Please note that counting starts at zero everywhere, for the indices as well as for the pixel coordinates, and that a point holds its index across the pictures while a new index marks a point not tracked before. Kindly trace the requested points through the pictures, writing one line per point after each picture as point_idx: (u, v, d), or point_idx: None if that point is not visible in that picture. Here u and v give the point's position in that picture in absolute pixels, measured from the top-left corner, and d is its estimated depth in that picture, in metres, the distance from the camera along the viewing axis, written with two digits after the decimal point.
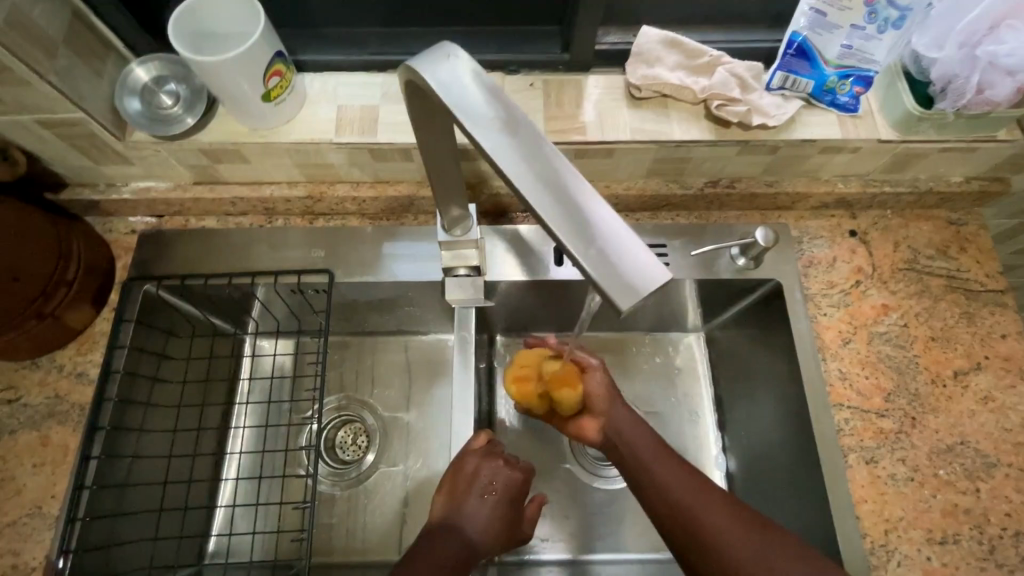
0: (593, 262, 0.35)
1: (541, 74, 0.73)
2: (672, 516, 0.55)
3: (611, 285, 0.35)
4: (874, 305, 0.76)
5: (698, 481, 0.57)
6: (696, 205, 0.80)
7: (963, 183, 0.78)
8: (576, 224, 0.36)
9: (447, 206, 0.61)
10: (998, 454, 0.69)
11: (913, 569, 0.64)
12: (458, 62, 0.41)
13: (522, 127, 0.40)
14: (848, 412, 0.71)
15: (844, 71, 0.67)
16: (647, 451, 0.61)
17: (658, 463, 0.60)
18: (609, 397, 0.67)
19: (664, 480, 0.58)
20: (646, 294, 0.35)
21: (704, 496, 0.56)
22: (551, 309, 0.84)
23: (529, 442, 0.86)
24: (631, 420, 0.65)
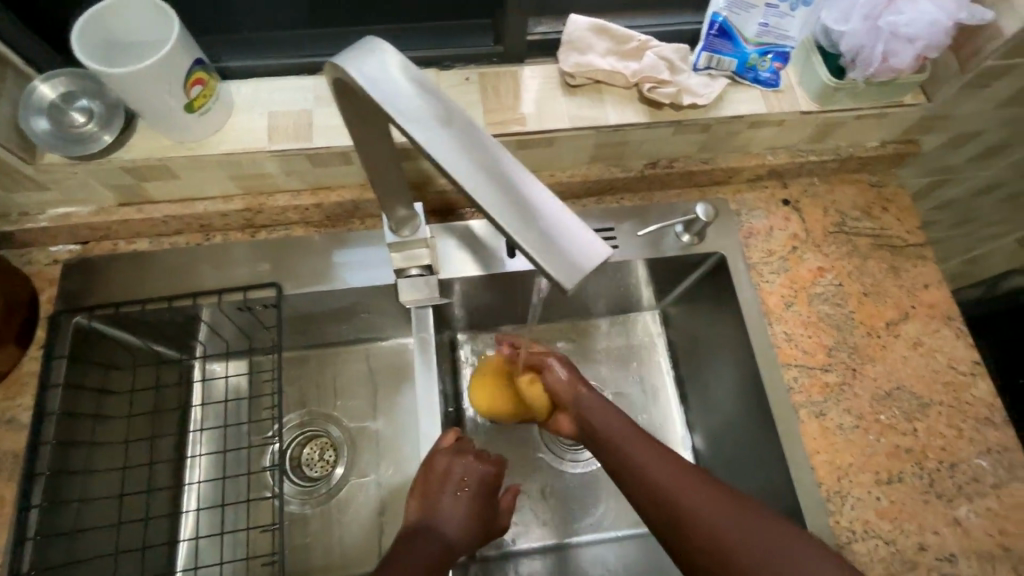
0: (534, 246, 0.36)
1: (476, 68, 0.73)
2: (658, 502, 0.55)
3: (554, 263, 0.35)
4: (811, 269, 0.81)
5: (677, 461, 0.57)
6: (640, 187, 0.82)
7: (880, 147, 0.83)
8: (515, 206, 0.37)
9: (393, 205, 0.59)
10: (930, 394, 0.74)
11: (867, 510, 0.68)
12: (384, 57, 0.41)
13: (457, 117, 0.40)
14: (796, 370, 0.75)
15: (763, 48, 0.71)
16: (620, 436, 0.60)
17: (633, 446, 0.59)
18: (572, 385, 0.66)
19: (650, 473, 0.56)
20: (589, 271, 0.35)
21: (686, 477, 0.56)
22: (510, 303, 0.85)
23: (501, 437, 0.86)
24: (606, 409, 0.63)
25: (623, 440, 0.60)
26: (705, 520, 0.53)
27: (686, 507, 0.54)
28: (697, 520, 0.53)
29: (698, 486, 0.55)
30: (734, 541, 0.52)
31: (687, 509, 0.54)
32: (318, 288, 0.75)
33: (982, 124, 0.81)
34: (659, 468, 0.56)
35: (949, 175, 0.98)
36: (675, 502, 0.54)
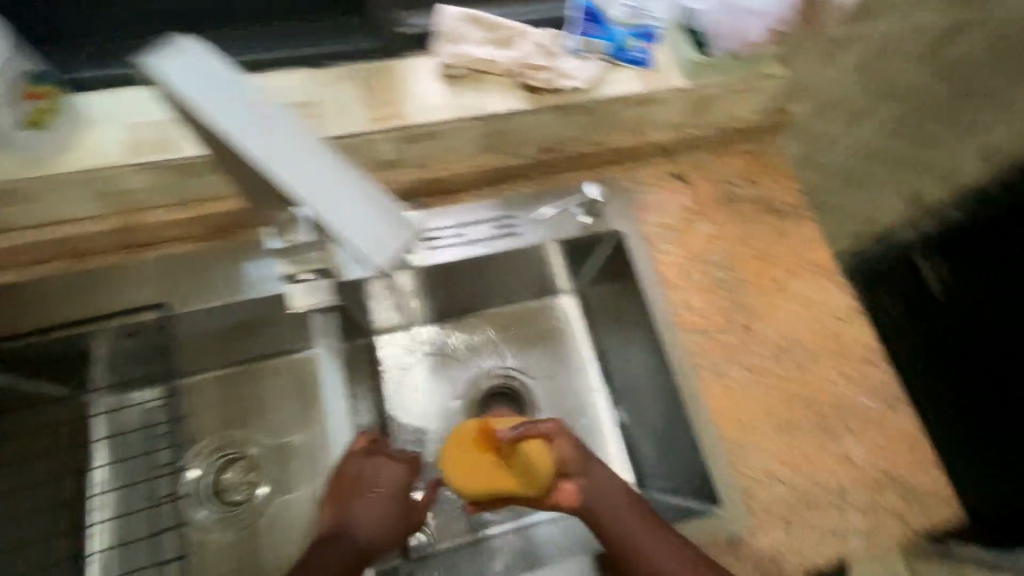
0: (344, 226, 0.40)
1: (352, 65, 0.71)
2: (649, 571, 0.61)
3: (366, 243, 0.40)
4: (704, 238, 0.84)
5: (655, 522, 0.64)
6: (536, 172, 0.84)
7: (756, 118, 0.88)
8: (326, 193, 0.41)
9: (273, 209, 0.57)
10: (818, 344, 0.79)
11: (768, 458, 0.72)
12: (200, 55, 0.44)
13: (273, 111, 0.43)
14: (695, 335, 0.78)
15: (633, 30, 0.75)
16: (608, 495, 0.66)
17: (619, 506, 0.65)
18: (583, 458, 0.66)
19: (642, 544, 0.62)
20: (395, 245, 0.41)
21: (659, 536, 0.63)
22: (430, 300, 0.88)
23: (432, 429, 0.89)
24: (609, 481, 0.66)
25: (608, 501, 0.65)
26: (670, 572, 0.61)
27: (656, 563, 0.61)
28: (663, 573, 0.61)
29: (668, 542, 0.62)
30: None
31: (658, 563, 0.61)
32: (212, 303, 0.72)
33: (843, 90, 0.88)
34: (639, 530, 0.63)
35: None
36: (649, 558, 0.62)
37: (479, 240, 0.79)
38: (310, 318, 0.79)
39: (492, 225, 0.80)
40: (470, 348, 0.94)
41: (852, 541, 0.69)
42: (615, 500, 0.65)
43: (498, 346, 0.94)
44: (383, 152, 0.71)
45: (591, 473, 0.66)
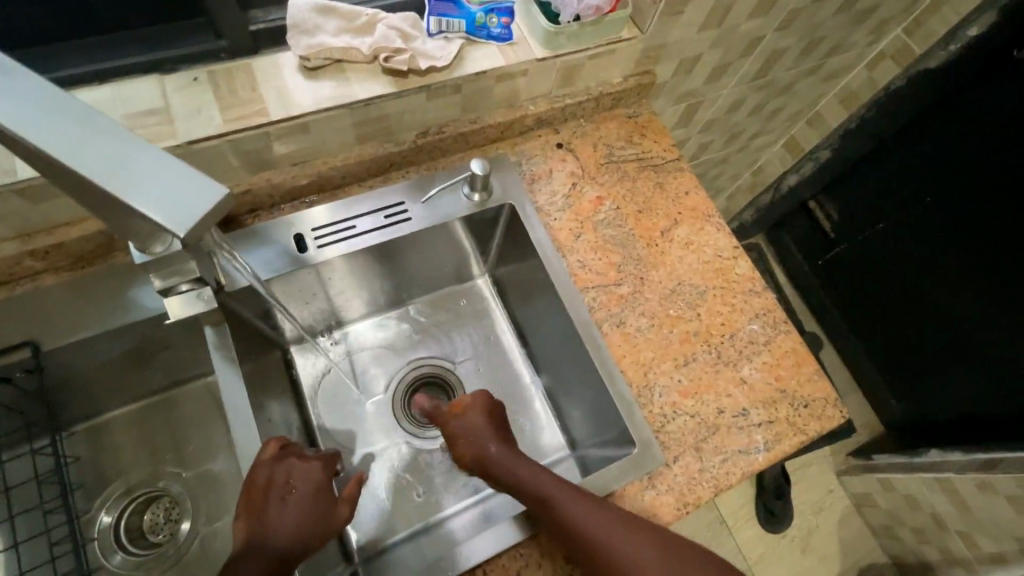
0: (149, 205, 0.41)
1: (204, 67, 0.69)
2: (581, 544, 0.60)
3: (169, 220, 0.41)
4: (591, 200, 0.88)
5: (609, 512, 0.61)
6: (420, 158, 0.85)
7: (623, 82, 0.93)
8: (124, 174, 0.42)
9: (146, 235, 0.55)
10: (705, 282, 0.85)
11: (672, 393, 0.77)
12: None
13: (52, 93, 0.42)
14: (593, 291, 0.82)
15: (487, 8, 0.78)
16: (554, 494, 0.64)
17: (568, 502, 0.62)
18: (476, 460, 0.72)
19: (574, 517, 0.61)
20: (205, 215, 0.42)
21: (613, 524, 0.60)
22: (344, 300, 0.93)
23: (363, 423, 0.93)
24: (528, 469, 0.67)
25: (555, 500, 0.63)
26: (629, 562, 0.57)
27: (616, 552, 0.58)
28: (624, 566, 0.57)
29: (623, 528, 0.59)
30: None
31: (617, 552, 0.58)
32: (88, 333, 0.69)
33: (696, 47, 0.94)
34: (590, 521, 0.60)
35: (697, 97, 1.12)
36: (605, 548, 0.58)
37: (368, 232, 0.80)
38: (205, 333, 0.74)
39: (379, 214, 0.81)
40: (391, 341, 1.00)
41: (756, 455, 0.75)
42: (539, 485, 0.65)
43: (418, 335, 1.01)
44: (250, 151, 0.70)
45: (498, 468, 0.69)
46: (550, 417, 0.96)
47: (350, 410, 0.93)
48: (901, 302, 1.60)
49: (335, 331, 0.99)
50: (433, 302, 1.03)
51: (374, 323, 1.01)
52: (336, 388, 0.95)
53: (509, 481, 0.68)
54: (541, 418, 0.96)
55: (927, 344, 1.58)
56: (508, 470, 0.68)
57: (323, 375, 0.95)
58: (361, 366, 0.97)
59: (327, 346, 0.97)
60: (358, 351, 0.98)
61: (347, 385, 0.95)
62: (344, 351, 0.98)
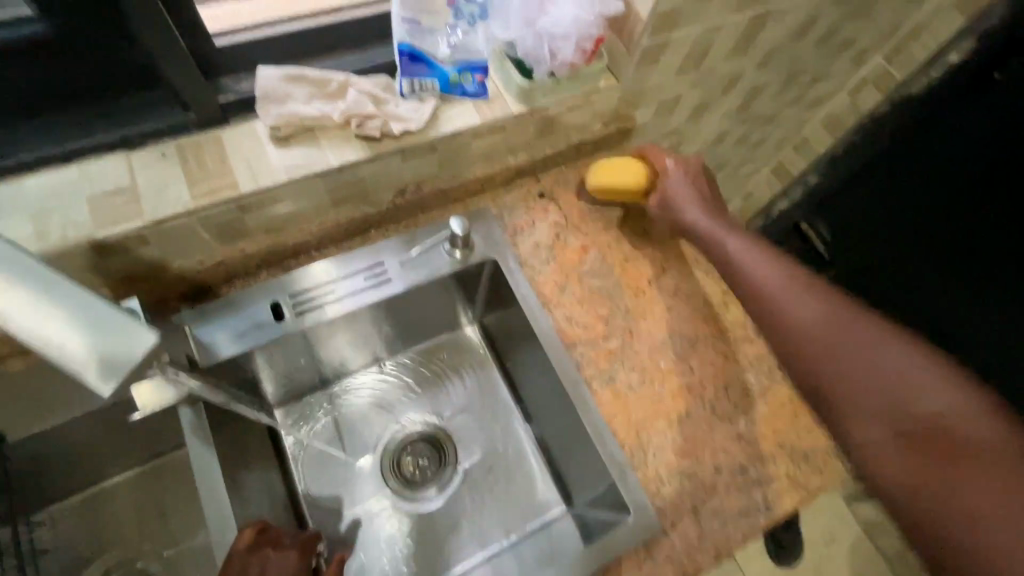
0: (70, 357, 0.39)
1: (171, 141, 0.68)
2: (834, 386, 0.60)
3: (90, 372, 0.39)
4: (576, 249, 0.87)
5: (870, 325, 0.61)
6: (400, 215, 0.83)
7: (604, 128, 0.92)
8: (41, 321, 0.40)
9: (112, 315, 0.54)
10: (696, 331, 0.83)
11: (667, 452, 0.74)
12: None
13: None
14: (582, 347, 0.80)
15: (460, 65, 0.75)
16: (841, 329, 0.62)
17: (845, 338, 0.61)
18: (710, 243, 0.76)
19: (848, 356, 0.60)
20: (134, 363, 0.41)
21: (906, 360, 0.58)
22: (326, 360, 0.91)
23: (351, 487, 0.91)
24: (789, 292, 0.66)
25: (765, 285, 0.68)
26: (891, 371, 0.58)
27: (880, 370, 0.58)
28: (879, 367, 0.59)
29: (903, 355, 0.58)
30: (875, 371, 0.58)
31: (884, 374, 0.58)
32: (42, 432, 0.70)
33: (676, 89, 0.93)
34: (829, 330, 0.62)
35: (680, 134, 1.11)
36: (905, 388, 0.57)
37: (349, 295, 0.77)
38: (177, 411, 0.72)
39: (360, 275, 0.79)
40: (379, 398, 0.97)
41: (756, 515, 0.72)
42: (812, 328, 0.63)
43: (407, 390, 0.98)
44: (222, 225, 0.68)
45: (768, 285, 0.68)
46: (545, 472, 0.93)
47: (338, 475, 0.91)
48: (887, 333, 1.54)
49: (318, 390, 0.96)
50: (420, 353, 1.00)
51: (359, 378, 0.98)
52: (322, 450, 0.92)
53: (778, 314, 0.66)
54: (535, 471, 0.93)
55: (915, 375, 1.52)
56: (784, 303, 0.66)
57: (308, 438, 0.92)
58: (347, 426, 0.94)
59: (312, 406, 0.95)
60: (346, 410, 0.95)
61: (335, 448, 0.92)
62: (329, 413, 0.94)
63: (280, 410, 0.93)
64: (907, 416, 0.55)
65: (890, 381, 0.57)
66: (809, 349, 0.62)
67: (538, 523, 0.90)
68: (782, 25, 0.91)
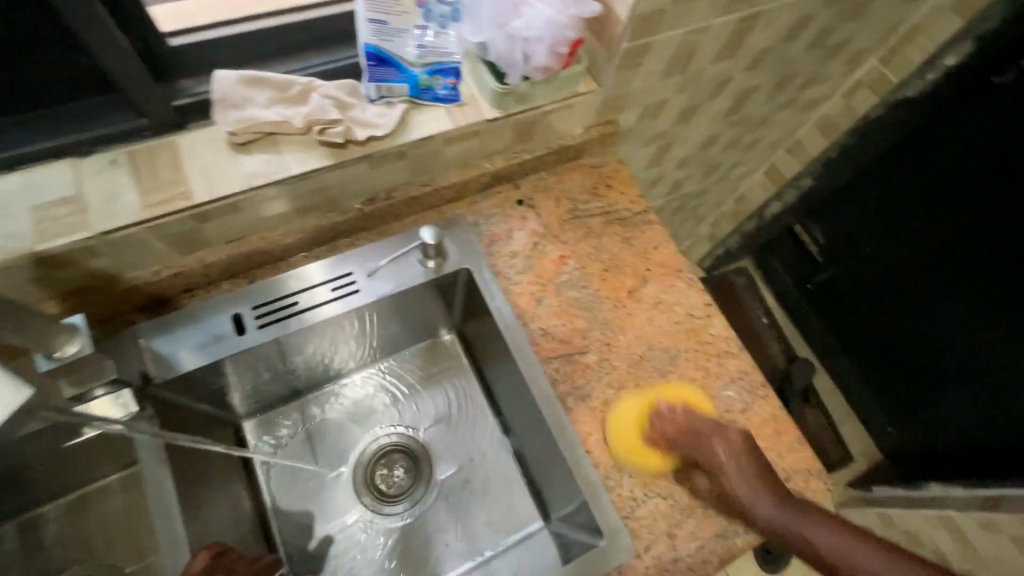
0: None
1: (123, 147, 0.65)
2: (777, 537, 0.64)
3: None
4: (554, 259, 0.83)
5: (796, 505, 0.64)
6: (370, 224, 0.80)
7: (585, 133, 0.88)
8: None
9: (47, 337, 0.53)
10: (678, 346, 0.80)
11: (643, 473, 0.72)
12: None
13: None
14: (557, 362, 0.77)
15: (431, 67, 0.72)
16: (751, 495, 0.66)
17: (766, 504, 0.65)
18: (732, 456, 0.69)
19: (764, 508, 0.65)
20: (6, 415, 0.42)
21: (817, 521, 0.62)
22: (297, 370, 0.88)
23: (322, 501, 0.87)
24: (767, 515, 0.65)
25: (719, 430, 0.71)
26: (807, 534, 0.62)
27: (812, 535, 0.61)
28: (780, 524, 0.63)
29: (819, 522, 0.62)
30: (844, 550, 0.59)
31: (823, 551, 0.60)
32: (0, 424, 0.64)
33: (660, 93, 0.90)
34: (769, 503, 0.65)
35: (668, 138, 1.08)
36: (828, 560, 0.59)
37: (314, 306, 0.74)
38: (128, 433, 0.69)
39: (327, 286, 0.75)
40: (354, 409, 0.94)
41: (734, 539, 0.70)
42: (762, 506, 0.65)
43: (382, 400, 0.95)
44: (176, 235, 0.65)
45: (731, 481, 0.67)
46: (522, 486, 0.91)
47: (308, 488, 0.88)
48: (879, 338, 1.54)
49: (289, 401, 0.92)
50: (397, 362, 0.97)
51: (333, 388, 0.95)
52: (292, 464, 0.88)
53: (714, 468, 0.68)
54: (512, 486, 0.91)
55: (907, 381, 1.52)
56: (726, 479, 0.67)
57: (278, 450, 0.89)
58: (319, 437, 0.91)
59: (282, 418, 0.91)
60: (318, 421, 0.92)
61: (305, 460, 0.89)
62: (302, 423, 0.92)
63: (249, 420, 0.90)
64: (827, 565, 0.59)
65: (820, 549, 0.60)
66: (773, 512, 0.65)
67: (514, 539, 0.87)
68: (772, 27, 0.87)
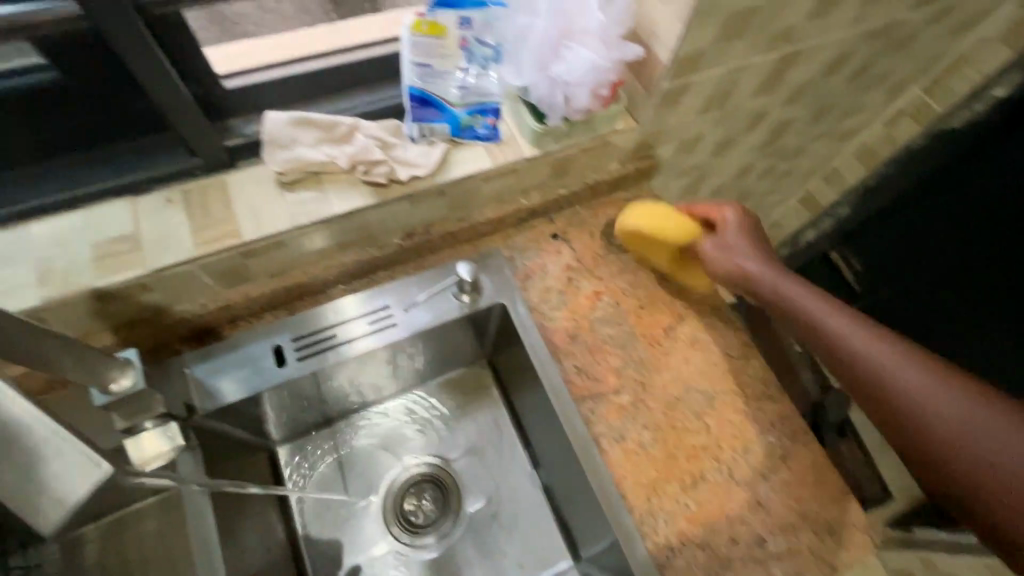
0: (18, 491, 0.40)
1: (177, 186, 0.67)
2: (855, 367, 0.61)
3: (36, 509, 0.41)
4: (588, 295, 0.83)
5: (886, 340, 0.60)
6: (407, 258, 0.81)
7: (621, 168, 0.88)
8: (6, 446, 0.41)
9: (102, 372, 0.55)
10: (714, 387, 0.78)
11: (679, 520, 0.70)
12: None
13: None
14: (591, 401, 0.76)
15: (472, 107, 0.73)
16: (870, 340, 0.61)
17: (851, 339, 0.62)
18: (773, 271, 0.72)
19: (867, 354, 0.60)
20: (83, 493, 0.42)
21: (916, 369, 0.58)
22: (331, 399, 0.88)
23: (352, 530, 0.88)
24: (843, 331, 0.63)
25: (758, 273, 0.72)
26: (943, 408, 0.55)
27: (938, 410, 0.55)
28: (932, 406, 0.55)
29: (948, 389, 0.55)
30: (930, 399, 0.56)
31: (956, 423, 0.54)
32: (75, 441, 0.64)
33: (698, 128, 0.89)
34: (886, 358, 0.59)
35: (703, 169, 1.07)
36: (953, 436, 0.53)
37: (351, 340, 0.75)
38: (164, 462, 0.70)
39: (365, 319, 0.76)
40: (385, 437, 0.94)
41: None
42: (850, 344, 0.62)
43: (413, 429, 0.95)
44: (224, 271, 0.67)
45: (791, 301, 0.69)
46: (552, 521, 0.89)
47: (339, 516, 0.88)
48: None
49: (321, 428, 0.92)
50: (428, 390, 0.97)
51: (364, 414, 0.95)
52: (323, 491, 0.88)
53: (841, 348, 0.62)
54: (542, 522, 0.89)
55: None
56: (842, 341, 0.62)
57: (310, 478, 0.89)
58: (351, 465, 0.91)
59: (313, 444, 0.92)
60: (350, 448, 0.92)
61: (336, 488, 0.89)
62: (334, 449, 0.92)
63: (283, 445, 0.91)
64: (950, 436, 0.54)
65: (950, 420, 0.54)
66: (895, 414, 0.57)
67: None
68: (814, 63, 0.86)
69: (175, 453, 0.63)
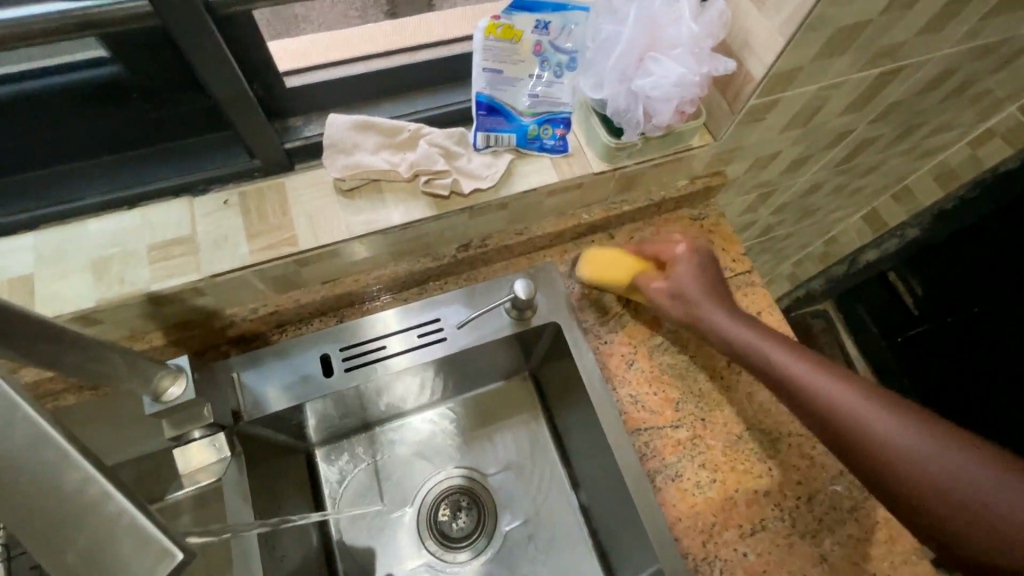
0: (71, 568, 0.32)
1: (236, 187, 0.66)
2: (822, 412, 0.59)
3: None
4: (647, 319, 0.79)
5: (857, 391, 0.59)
6: (460, 270, 0.78)
7: (690, 184, 0.82)
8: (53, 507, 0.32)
9: (155, 381, 0.53)
10: (779, 428, 0.74)
11: (735, 571, 0.66)
12: None
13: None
14: (646, 435, 0.72)
15: (540, 117, 0.70)
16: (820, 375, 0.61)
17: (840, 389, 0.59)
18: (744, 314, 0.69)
19: (848, 401, 0.58)
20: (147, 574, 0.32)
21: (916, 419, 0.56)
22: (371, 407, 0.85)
23: (385, 541, 0.84)
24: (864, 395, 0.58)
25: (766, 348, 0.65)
26: (946, 466, 0.53)
27: (967, 476, 0.52)
28: (950, 471, 0.52)
29: (951, 447, 0.53)
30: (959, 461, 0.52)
31: (953, 469, 0.52)
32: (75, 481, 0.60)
33: (776, 145, 0.83)
34: (871, 417, 0.57)
35: (773, 186, 1.00)
36: (1000, 507, 0.50)
37: (402, 353, 0.72)
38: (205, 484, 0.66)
39: (415, 332, 0.74)
40: (422, 448, 0.90)
41: None
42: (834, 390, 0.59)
43: (452, 441, 0.91)
44: (277, 277, 0.65)
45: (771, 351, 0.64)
46: (593, 550, 0.84)
47: (373, 525, 0.85)
48: (988, 421, 1.33)
49: (358, 434, 0.89)
50: (468, 401, 0.93)
51: (402, 422, 0.91)
52: (357, 500, 0.85)
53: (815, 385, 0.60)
54: (582, 550, 0.84)
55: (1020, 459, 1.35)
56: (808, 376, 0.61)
57: (345, 485, 0.86)
58: (388, 473, 0.87)
59: (348, 449, 0.88)
60: (389, 456, 0.89)
61: (373, 496, 0.85)
62: (369, 455, 0.88)
63: (321, 447, 0.88)
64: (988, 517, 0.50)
65: (945, 477, 0.52)
66: (879, 466, 0.55)
67: None
68: (913, 80, 0.79)
69: (220, 467, 0.62)
